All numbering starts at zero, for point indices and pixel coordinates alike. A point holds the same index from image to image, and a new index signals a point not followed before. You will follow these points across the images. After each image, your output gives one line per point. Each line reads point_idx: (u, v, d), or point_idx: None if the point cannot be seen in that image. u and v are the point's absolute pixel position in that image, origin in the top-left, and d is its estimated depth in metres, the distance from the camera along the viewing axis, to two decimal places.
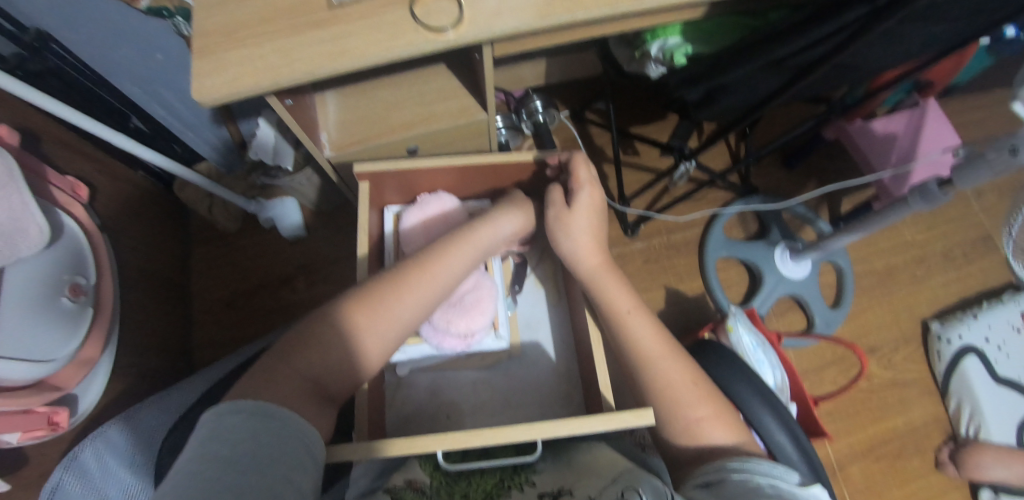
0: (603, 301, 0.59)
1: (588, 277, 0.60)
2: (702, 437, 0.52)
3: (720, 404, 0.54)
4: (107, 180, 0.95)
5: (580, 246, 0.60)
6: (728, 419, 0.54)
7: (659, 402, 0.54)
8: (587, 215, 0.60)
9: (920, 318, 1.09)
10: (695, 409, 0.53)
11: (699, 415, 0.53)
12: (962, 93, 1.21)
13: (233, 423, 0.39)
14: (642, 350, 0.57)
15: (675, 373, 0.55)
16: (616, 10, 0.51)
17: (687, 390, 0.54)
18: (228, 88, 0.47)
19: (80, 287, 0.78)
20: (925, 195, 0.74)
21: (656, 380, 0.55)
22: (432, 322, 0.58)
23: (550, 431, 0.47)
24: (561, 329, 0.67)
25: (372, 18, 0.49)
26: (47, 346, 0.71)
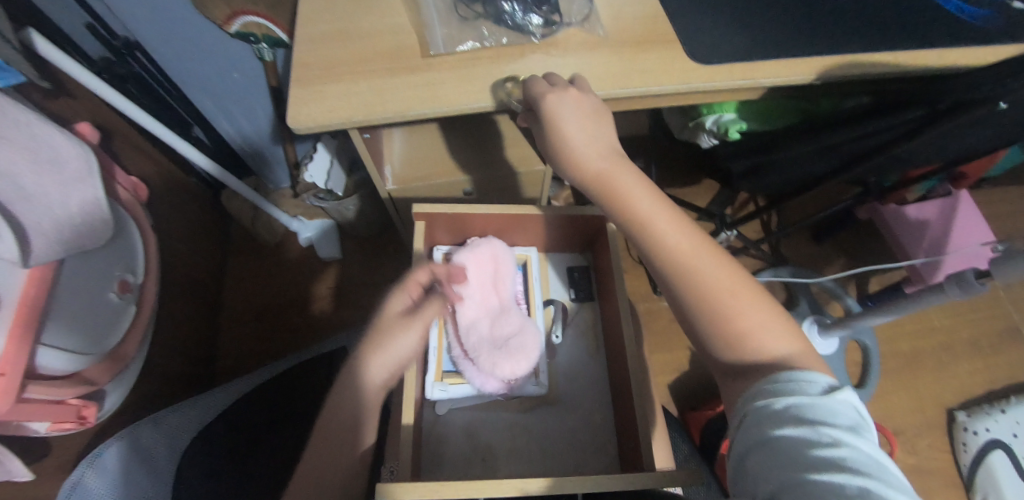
0: (608, 192, 0.49)
1: (592, 182, 0.50)
2: (751, 349, 0.44)
3: (762, 296, 0.45)
4: (163, 183, 0.99)
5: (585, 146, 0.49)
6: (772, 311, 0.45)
7: (707, 324, 0.45)
8: (582, 118, 0.49)
9: (945, 406, 1.07)
10: (742, 319, 0.44)
11: (747, 326, 0.44)
12: (994, 186, 1.24)
13: None
14: (668, 255, 0.47)
15: (711, 276, 0.46)
16: (687, 87, 0.54)
17: (734, 312, 0.44)
18: (323, 118, 0.51)
19: (127, 284, 0.81)
20: (962, 284, 0.75)
21: (694, 289, 0.45)
22: (479, 365, 0.60)
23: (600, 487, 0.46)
24: (600, 380, 0.66)
25: (462, 70, 0.53)
26: (90, 339, 0.73)
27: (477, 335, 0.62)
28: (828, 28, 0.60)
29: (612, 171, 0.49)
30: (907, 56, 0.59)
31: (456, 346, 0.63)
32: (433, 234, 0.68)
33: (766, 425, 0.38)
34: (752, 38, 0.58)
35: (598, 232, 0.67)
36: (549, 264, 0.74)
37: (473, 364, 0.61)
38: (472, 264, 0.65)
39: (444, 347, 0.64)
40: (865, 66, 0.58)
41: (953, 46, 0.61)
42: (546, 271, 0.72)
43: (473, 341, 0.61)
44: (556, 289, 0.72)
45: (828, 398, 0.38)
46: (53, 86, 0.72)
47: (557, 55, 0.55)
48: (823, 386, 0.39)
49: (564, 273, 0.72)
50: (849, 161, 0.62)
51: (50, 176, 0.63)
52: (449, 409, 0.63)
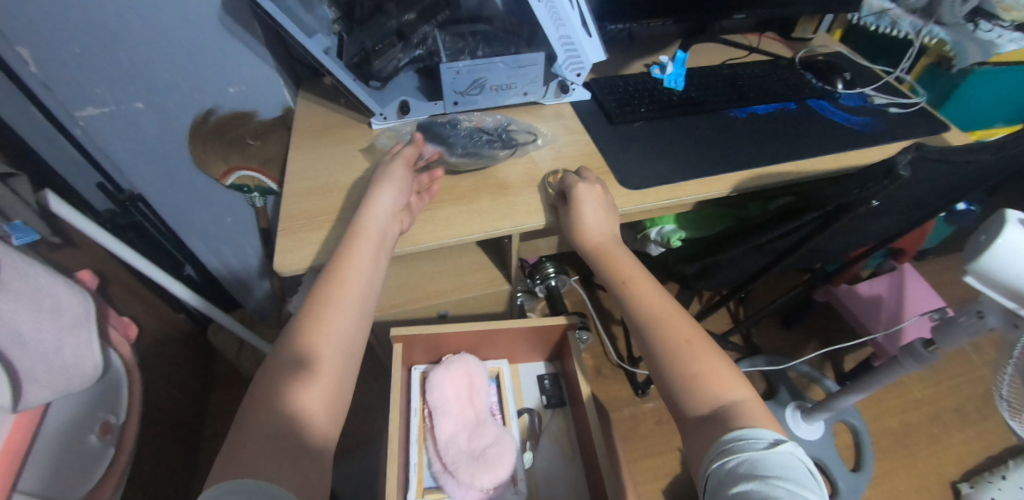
0: (606, 267, 0.57)
1: (594, 252, 0.58)
2: (706, 397, 0.46)
3: (726, 364, 0.48)
4: (151, 323, 1.02)
5: (584, 220, 0.58)
6: (733, 376, 0.48)
7: (666, 361, 0.49)
8: (599, 209, 0.59)
9: (948, 480, 1.05)
10: (698, 365, 0.48)
11: (700, 372, 0.47)
12: (935, 256, 1.34)
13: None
14: (647, 311, 0.53)
15: (681, 332, 0.50)
16: (621, 208, 0.63)
17: (695, 365, 0.48)
18: (307, 261, 0.57)
19: (108, 425, 0.82)
20: (915, 354, 0.81)
21: (663, 340, 0.50)
22: (459, 479, 0.62)
23: None
24: (579, 486, 0.66)
25: (426, 212, 0.62)
26: (67, 486, 0.72)
27: (455, 449, 0.64)
28: (735, 148, 0.72)
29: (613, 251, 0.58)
30: (804, 165, 0.70)
31: (435, 462, 0.64)
32: (409, 355, 0.71)
33: (723, 488, 0.39)
34: (673, 162, 0.69)
35: (564, 338, 0.72)
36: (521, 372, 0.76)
37: (453, 478, 0.62)
38: (447, 380, 0.69)
39: (422, 463, 0.64)
40: (772, 177, 0.68)
41: (841, 153, 0.73)
42: (519, 380, 0.75)
43: (452, 455, 0.63)
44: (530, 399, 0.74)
45: (774, 452, 0.38)
46: (60, 239, 0.79)
47: (509, 190, 0.64)
48: (768, 442, 0.40)
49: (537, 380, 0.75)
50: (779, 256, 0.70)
51: (49, 324, 0.67)
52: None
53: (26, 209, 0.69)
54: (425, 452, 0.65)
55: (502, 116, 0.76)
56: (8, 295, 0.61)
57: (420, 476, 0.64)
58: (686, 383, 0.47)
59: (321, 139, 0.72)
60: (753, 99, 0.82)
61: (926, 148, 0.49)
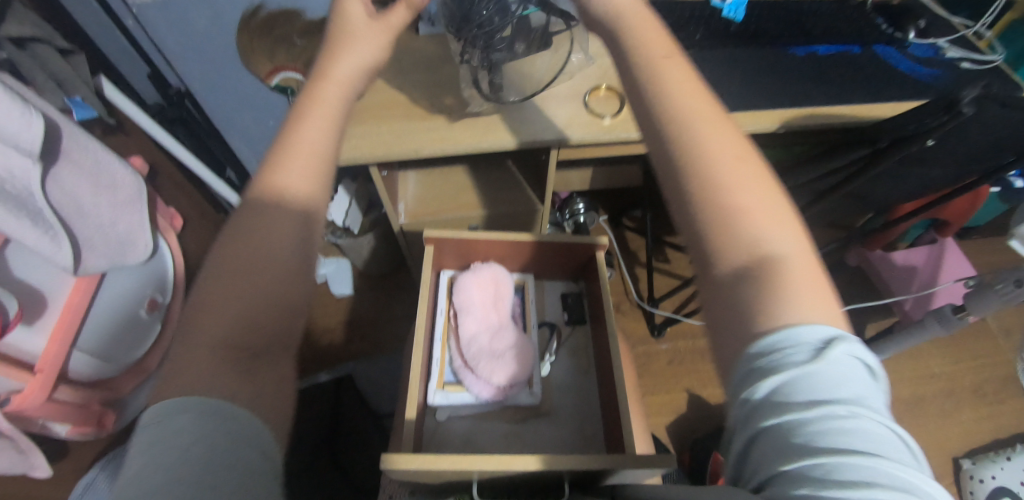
0: (619, 41, 0.41)
1: (609, 19, 0.42)
2: (740, 236, 0.32)
3: (772, 187, 0.35)
4: (195, 219, 1.07)
5: None
6: (776, 203, 0.34)
7: (687, 177, 0.34)
8: None
9: (951, 454, 1.06)
10: (738, 194, 0.33)
11: (747, 205, 0.33)
12: (981, 237, 1.29)
13: (184, 421, 0.33)
14: (671, 105, 0.37)
15: (711, 137, 0.35)
16: None
17: (721, 173, 0.34)
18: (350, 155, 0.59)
19: (156, 302, 0.87)
20: (942, 319, 0.78)
21: (688, 147, 0.35)
22: (480, 375, 0.66)
23: (587, 464, 0.48)
24: (590, 395, 0.70)
25: (468, 122, 0.63)
26: (120, 349, 0.81)
27: (478, 347, 0.67)
28: (790, 84, 0.69)
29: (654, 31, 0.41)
30: (861, 109, 0.67)
31: (457, 357, 0.68)
32: (439, 259, 0.74)
33: (755, 414, 0.27)
34: (722, 94, 0.67)
35: (591, 259, 0.73)
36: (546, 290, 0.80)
37: (474, 373, 0.66)
38: (474, 285, 0.71)
39: (444, 359, 0.69)
40: (825, 117, 0.66)
41: (903, 101, 0.69)
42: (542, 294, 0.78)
43: (474, 352, 0.67)
44: (551, 315, 0.77)
45: (826, 357, 0.26)
46: (114, 124, 0.82)
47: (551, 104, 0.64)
48: (812, 342, 0.27)
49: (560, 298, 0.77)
50: (817, 200, 0.69)
51: (107, 199, 0.72)
52: (448, 416, 0.66)
53: (85, 86, 0.71)
54: (448, 349, 0.69)
55: None
56: (68, 164, 0.64)
57: (442, 369, 0.68)
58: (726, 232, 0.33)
59: None
60: (816, 37, 0.77)
61: (991, 88, 0.47)
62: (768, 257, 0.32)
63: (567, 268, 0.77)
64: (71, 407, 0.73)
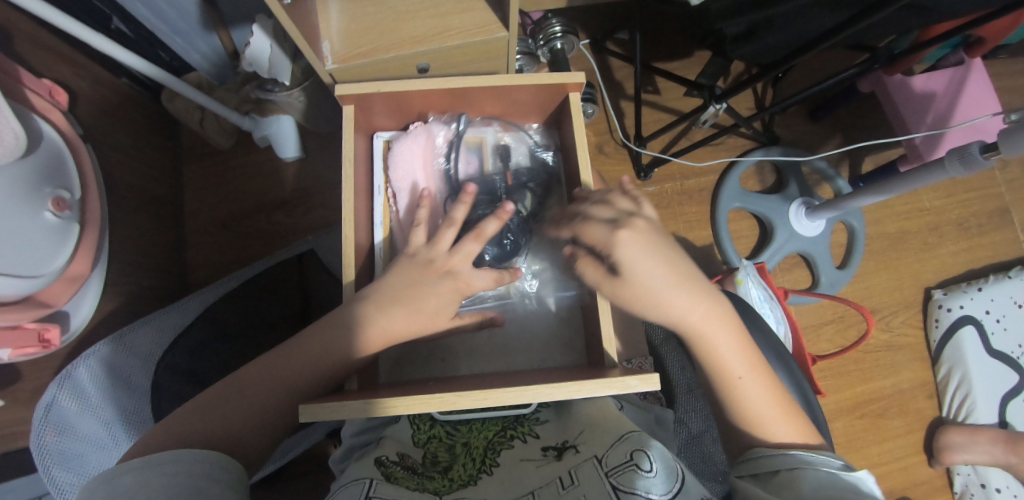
0: (703, 341, 0.52)
1: (689, 332, 0.52)
2: (772, 436, 0.51)
3: (801, 418, 0.53)
4: (87, 87, 0.86)
5: (668, 306, 0.49)
6: (801, 424, 0.52)
7: (731, 416, 0.53)
8: (665, 272, 0.49)
9: (924, 285, 1.07)
10: (781, 429, 0.51)
11: (783, 438, 0.51)
12: (1011, 55, 1.13)
13: (124, 483, 0.39)
14: (733, 387, 0.52)
15: (761, 400, 0.52)
16: None
17: (773, 419, 0.51)
18: None
19: (63, 201, 0.71)
20: (964, 159, 0.67)
21: (742, 408, 0.52)
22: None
23: (547, 396, 0.44)
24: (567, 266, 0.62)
25: None
26: (37, 260, 0.67)
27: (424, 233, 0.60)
28: None
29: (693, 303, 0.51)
30: None
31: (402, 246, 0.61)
32: (375, 118, 0.62)
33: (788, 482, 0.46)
34: None
35: (564, 99, 0.61)
36: (512, 135, 0.67)
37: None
38: (414, 155, 0.63)
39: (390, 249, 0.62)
40: None
41: None
42: (508, 144, 0.66)
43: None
44: (517, 177, 0.65)
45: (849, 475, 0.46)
46: None
47: None
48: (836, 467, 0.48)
49: (529, 151, 0.67)
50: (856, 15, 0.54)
51: None
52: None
53: None
54: (394, 234, 0.62)
55: None
56: None
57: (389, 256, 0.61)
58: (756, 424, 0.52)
59: None
60: None
61: None
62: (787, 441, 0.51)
63: (538, 105, 0.63)
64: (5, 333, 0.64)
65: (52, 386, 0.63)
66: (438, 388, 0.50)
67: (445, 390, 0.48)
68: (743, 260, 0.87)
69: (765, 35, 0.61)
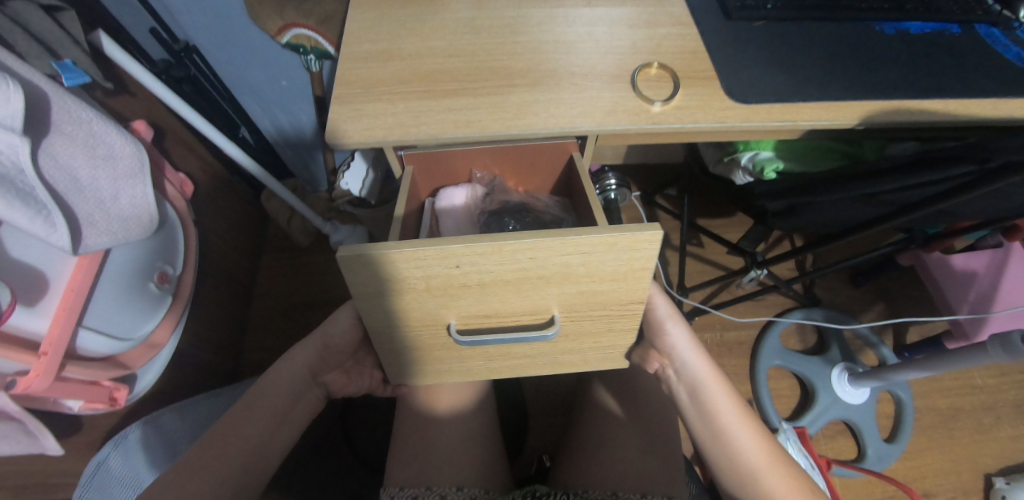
0: (703, 396, 0.57)
1: (690, 380, 0.58)
2: (757, 489, 0.52)
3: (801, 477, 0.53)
4: (208, 179, 0.99)
5: (682, 349, 0.58)
6: (798, 482, 0.52)
7: (727, 478, 0.54)
8: (679, 324, 0.59)
9: (984, 471, 0.99)
10: (775, 486, 0.51)
11: (769, 486, 0.51)
12: None
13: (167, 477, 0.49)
14: (732, 451, 0.54)
15: (754, 454, 0.53)
16: (723, 126, 0.54)
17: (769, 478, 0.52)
18: (360, 137, 0.52)
19: (166, 275, 0.81)
20: (1006, 345, 0.69)
21: (734, 459, 0.54)
22: None
23: (552, 235, 0.43)
24: None
25: (496, 99, 0.54)
26: (127, 326, 0.75)
27: None
28: (871, 74, 0.60)
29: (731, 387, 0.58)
30: (958, 105, 0.58)
31: None
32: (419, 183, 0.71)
33: None
34: (793, 79, 0.58)
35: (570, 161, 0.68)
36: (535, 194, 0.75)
37: None
38: (457, 201, 0.70)
39: None
40: (912, 114, 0.57)
41: (1008, 96, 0.59)
42: (533, 200, 0.74)
43: None
44: (541, 216, 0.71)
45: None
46: (113, 85, 0.76)
47: (591, 88, 0.55)
48: None
49: (550, 205, 0.73)
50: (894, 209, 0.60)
51: (101, 166, 0.65)
52: None
53: (77, 49, 0.63)
54: None
55: None
56: (62, 135, 0.59)
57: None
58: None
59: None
60: (911, 12, 0.65)
61: None
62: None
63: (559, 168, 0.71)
64: (83, 385, 0.67)
65: (107, 446, 0.65)
66: (476, 311, 0.52)
67: (465, 298, 0.49)
68: (783, 423, 0.86)
69: (805, 214, 0.67)
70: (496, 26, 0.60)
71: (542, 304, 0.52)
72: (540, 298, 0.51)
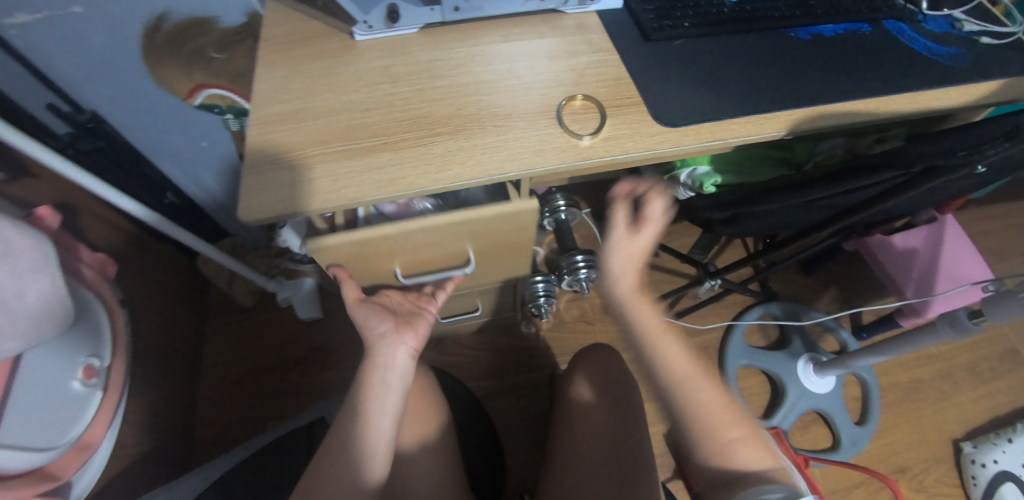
0: (639, 311, 0.55)
1: (626, 292, 0.57)
2: (688, 410, 0.50)
3: (754, 431, 0.51)
4: (133, 252, 0.93)
5: (619, 251, 0.58)
6: (759, 439, 0.50)
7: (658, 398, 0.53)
8: (643, 225, 0.58)
9: (950, 437, 1.03)
10: (728, 431, 0.49)
11: (729, 436, 0.49)
12: (975, 205, 1.25)
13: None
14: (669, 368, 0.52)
15: (682, 364, 0.52)
16: (655, 154, 0.53)
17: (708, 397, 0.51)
18: (276, 209, 0.48)
19: (92, 369, 0.74)
20: (954, 324, 0.71)
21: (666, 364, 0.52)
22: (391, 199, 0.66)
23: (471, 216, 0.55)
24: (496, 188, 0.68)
25: (417, 151, 0.52)
26: (50, 432, 0.67)
27: None
28: (792, 83, 0.61)
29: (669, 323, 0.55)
30: (878, 104, 0.60)
31: None
32: None
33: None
34: (716, 95, 0.58)
35: None
36: None
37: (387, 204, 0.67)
38: None
39: None
40: (837, 116, 0.58)
41: (920, 89, 0.61)
42: None
43: None
44: None
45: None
46: (10, 171, 0.70)
47: (517, 128, 0.53)
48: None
49: None
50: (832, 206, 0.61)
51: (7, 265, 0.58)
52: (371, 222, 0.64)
53: None
54: None
55: (507, 31, 0.63)
56: None
57: None
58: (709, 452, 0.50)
59: (301, 51, 0.60)
60: (821, 16, 0.67)
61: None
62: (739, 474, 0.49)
63: None
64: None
65: None
66: (417, 261, 0.66)
67: (404, 252, 0.61)
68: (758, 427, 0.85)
69: (746, 222, 0.67)
70: (413, 73, 0.58)
71: (461, 250, 0.64)
72: (461, 242, 0.61)
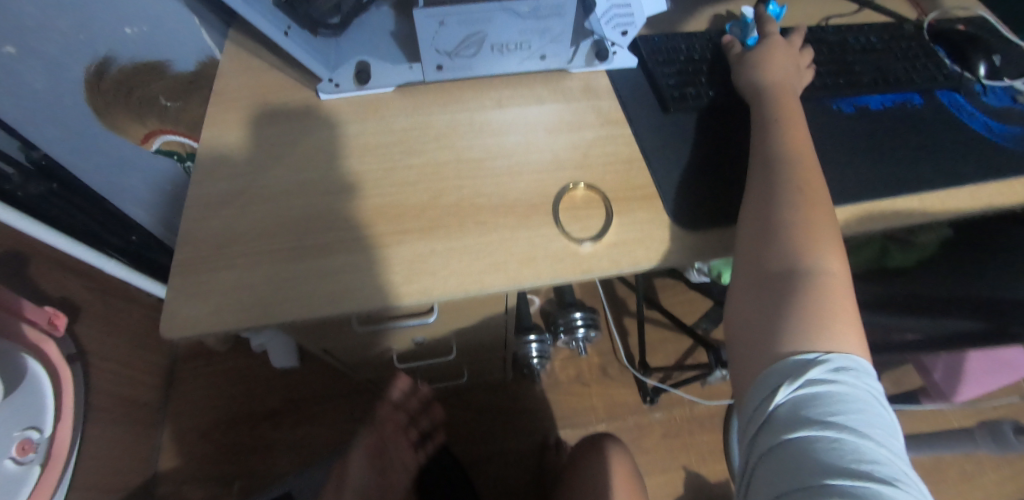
0: (772, 104, 0.49)
1: (762, 96, 0.50)
2: (772, 223, 0.41)
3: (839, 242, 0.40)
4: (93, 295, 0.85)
5: (762, 77, 0.51)
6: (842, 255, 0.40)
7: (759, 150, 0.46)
8: (780, 56, 0.53)
9: None
10: (813, 259, 0.39)
11: (813, 241, 0.40)
12: None
13: None
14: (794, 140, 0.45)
15: (803, 180, 0.43)
16: (669, 264, 0.45)
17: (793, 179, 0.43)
18: (205, 323, 0.40)
19: (28, 443, 0.68)
20: (997, 438, 0.63)
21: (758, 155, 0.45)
22: None
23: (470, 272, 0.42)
24: None
25: (384, 252, 0.43)
26: None
27: None
28: (829, 169, 0.52)
29: (819, 171, 0.44)
30: (932, 201, 0.51)
31: None
32: None
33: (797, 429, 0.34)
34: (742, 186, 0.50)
35: None
36: None
37: None
38: None
39: None
40: (886, 219, 0.50)
41: (983, 182, 0.52)
42: None
43: None
44: None
45: (833, 378, 0.35)
46: None
47: (506, 226, 0.45)
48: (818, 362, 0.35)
49: None
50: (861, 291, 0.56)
51: None
52: None
53: None
54: None
55: (501, 93, 0.54)
56: None
57: None
58: (771, 295, 0.39)
59: (260, 112, 0.52)
60: (865, 85, 0.58)
61: None
62: (796, 271, 0.39)
63: None
64: None
65: None
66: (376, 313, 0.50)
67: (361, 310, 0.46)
68: None
69: None
70: (386, 147, 0.49)
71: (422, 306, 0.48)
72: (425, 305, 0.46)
